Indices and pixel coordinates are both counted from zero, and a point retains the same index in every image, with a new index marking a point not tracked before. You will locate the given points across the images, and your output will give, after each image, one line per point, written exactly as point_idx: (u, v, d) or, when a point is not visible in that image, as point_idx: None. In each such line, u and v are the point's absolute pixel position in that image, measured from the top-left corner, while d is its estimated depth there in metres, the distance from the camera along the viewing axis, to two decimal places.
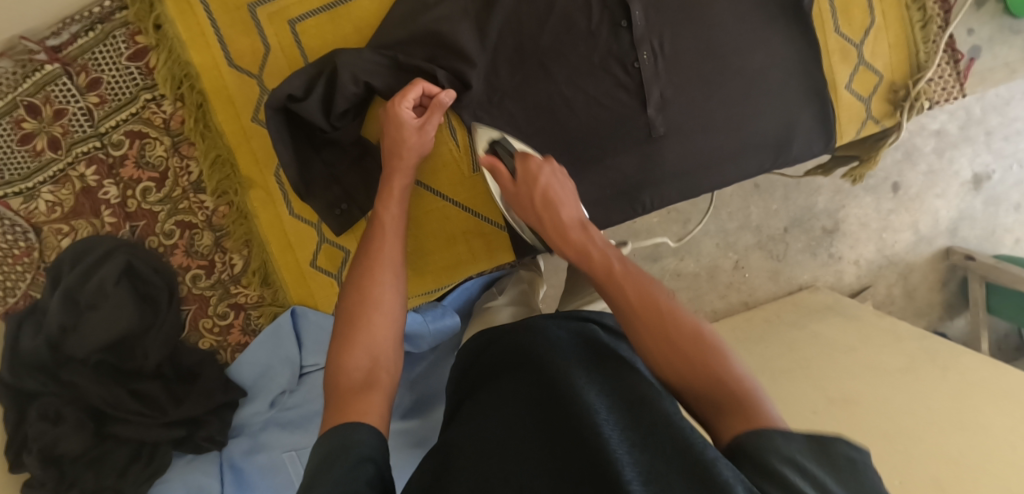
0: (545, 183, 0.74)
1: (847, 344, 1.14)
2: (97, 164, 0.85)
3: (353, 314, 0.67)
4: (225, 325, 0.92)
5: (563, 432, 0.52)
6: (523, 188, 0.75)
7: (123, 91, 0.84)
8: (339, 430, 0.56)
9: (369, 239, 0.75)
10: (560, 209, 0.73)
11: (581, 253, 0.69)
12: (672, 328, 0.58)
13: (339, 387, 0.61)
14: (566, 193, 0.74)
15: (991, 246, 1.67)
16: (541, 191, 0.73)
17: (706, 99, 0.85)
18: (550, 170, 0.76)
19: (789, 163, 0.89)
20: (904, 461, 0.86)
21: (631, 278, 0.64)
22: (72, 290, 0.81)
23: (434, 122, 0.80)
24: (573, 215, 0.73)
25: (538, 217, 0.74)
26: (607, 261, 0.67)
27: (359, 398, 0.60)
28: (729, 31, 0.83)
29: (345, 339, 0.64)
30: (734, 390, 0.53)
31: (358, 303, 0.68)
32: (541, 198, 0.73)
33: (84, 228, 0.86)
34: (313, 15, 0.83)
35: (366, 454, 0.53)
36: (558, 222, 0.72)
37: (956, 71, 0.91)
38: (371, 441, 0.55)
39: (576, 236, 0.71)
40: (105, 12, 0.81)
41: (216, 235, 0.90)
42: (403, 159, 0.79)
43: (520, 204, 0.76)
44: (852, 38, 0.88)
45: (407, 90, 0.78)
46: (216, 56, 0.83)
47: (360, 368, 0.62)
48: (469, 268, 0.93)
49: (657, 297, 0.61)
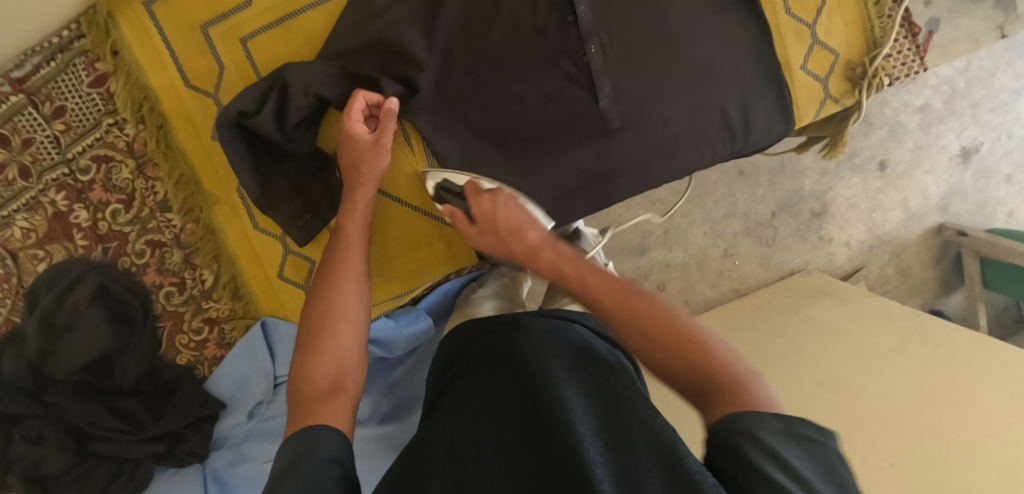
0: (505, 213, 0.72)
1: (837, 326, 1.17)
2: (66, 190, 0.88)
3: (318, 323, 0.67)
4: (200, 340, 0.93)
5: (535, 432, 0.55)
6: (483, 226, 0.73)
7: (87, 117, 0.86)
8: (302, 433, 0.56)
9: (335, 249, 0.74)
10: (526, 231, 0.70)
11: (553, 270, 0.66)
12: (659, 334, 0.56)
13: (305, 394, 0.61)
14: (528, 217, 0.72)
15: (985, 220, 1.70)
16: (501, 218, 0.72)
17: (661, 87, 0.84)
18: (502, 200, 0.74)
19: (749, 148, 0.89)
20: (897, 442, 0.87)
21: (606, 284, 0.62)
22: (48, 313, 0.82)
23: (388, 132, 0.78)
24: (539, 236, 0.70)
25: (507, 246, 0.71)
26: (580, 275, 0.64)
27: (326, 403, 0.60)
28: (677, 19, 0.83)
29: (309, 348, 0.65)
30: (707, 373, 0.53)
31: (324, 314, 0.67)
32: (504, 227, 0.71)
33: (59, 252, 0.88)
34: (264, 31, 0.83)
35: (329, 457, 0.53)
36: (526, 245, 0.69)
37: (915, 44, 0.89)
38: (337, 443, 0.55)
39: (546, 254, 0.68)
40: (64, 41, 0.84)
41: (185, 252, 0.91)
42: (362, 175, 0.79)
43: (484, 237, 0.73)
44: (804, 19, 0.86)
45: (353, 102, 0.78)
46: (173, 76, 0.84)
47: (325, 375, 0.62)
48: (436, 272, 0.91)
49: (633, 295, 0.60)
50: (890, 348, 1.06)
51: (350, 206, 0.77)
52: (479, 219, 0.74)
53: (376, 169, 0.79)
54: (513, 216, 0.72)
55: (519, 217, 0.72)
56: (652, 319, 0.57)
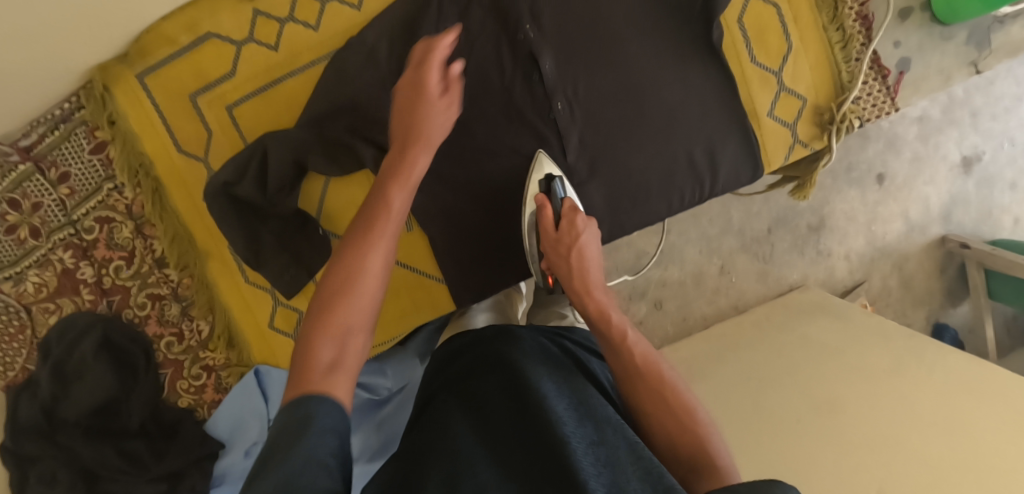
0: (583, 240, 0.78)
1: (831, 348, 1.14)
2: (73, 248, 0.94)
3: (337, 284, 0.58)
4: (200, 385, 0.99)
5: (526, 440, 0.57)
6: (563, 236, 0.79)
7: (89, 182, 0.92)
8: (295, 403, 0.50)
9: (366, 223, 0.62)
10: (589, 266, 0.76)
11: (600, 311, 0.72)
12: (673, 401, 0.63)
13: (305, 355, 0.54)
14: (597, 256, 0.78)
15: (990, 229, 1.67)
16: (577, 247, 0.78)
17: (628, 138, 0.86)
18: (589, 230, 0.79)
19: (716, 192, 0.90)
20: (883, 472, 0.88)
21: (640, 345, 0.67)
22: (60, 362, 0.90)
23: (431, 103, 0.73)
24: (597, 278, 0.76)
25: (569, 269, 0.77)
26: (622, 325, 0.70)
27: (328, 370, 0.53)
28: (642, 71, 0.84)
29: (324, 303, 0.57)
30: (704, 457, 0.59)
31: (327, 292, 0.58)
32: (576, 253, 0.77)
33: (68, 305, 0.95)
34: (248, 99, 0.88)
35: (328, 425, 0.49)
36: (586, 281, 0.75)
37: (886, 85, 0.90)
38: (341, 418, 0.51)
39: (601, 296, 0.74)
40: (66, 112, 0.90)
41: (182, 305, 0.96)
42: (421, 134, 0.71)
43: (555, 252, 0.80)
44: (770, 66, 0.87)
45: (442, 39, 0.74)
46: (165, 141, 0.89)
47: (330, 351, 0.54)
48: (416, 320, 0.93)
49: (660, 365, 0.65)
50: (886, 368, 1.06)
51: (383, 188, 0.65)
52: (562, 235, 0.79)
53: (439, 131, 0.73)
54: (587, 247, 0.78)
55: (592, 250, 0.78)
56: (671, 393, 0.63)
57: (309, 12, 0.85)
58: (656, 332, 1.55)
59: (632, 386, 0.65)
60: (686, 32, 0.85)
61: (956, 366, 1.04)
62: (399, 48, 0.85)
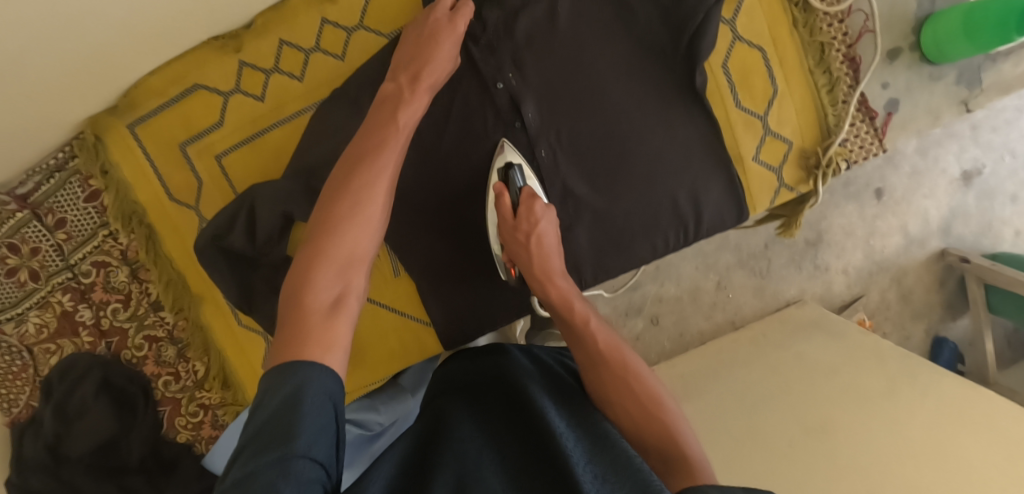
0: (542, 227, 0.79)
1: (827, 366, 1.15)
2: (71, 292, 0.97)
3: (335, 225, 0.64)
4: (197, 422, 1.01)
5: (525, 449, 0.62)
6: (523, 222, 0.79)
7: (85, 228, 0.94)
8: (288, 367, 0.52)
9: (363, 172, 0.68)
10: (550, 254, 0.79)
11: (562, 299, 0.76)
12: (640, 389, 0.68)
13: (305, 291, 0.59)
14: (554, 243, 0.80)
15: (991, 242, 1.65)
16: (535, 235, 0.79)
17: (611, 185, 0.86)
18: (550, 213, 0.80)
19: (701, 236, 0.91)
20: None
21: (603, 331, 0.73)
22: (62, 402, 0.92)
23: (430, 63, 0.76)
24: (557, 264, 0.79)
25: (529, 257, 0.79)
26: (585, 312, 0.75)
27: (329, 309, 0.58)
28: (624, 118, 0.84)
29: (320, 243, 0.62)
30: (673, 443, 0.63)
31: (318, 237, 0.63)
32: (535, 240, 0.79)
33: (68, 346, 0.97)
34: (237, 148, 0.89)
35: (318, 397, 0.51)
36: (547, 268, 0.78)
37: (873, 127, 0.89)
38: (331, 387, 0.52)
39: (561, 284, 0.78)
40: (60, 162, 0.92)
41: (178, 347, 0.99)
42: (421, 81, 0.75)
43: (513, 239, 0.80)
44: (755, 110, 0.87)
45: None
46: (158, 190, 0.91)
47: (329, 288, 0.60)
48: (405, 362, 0.94)
49: (621, 350, 0.71)
50: (879, 392, 1.06)
51: (381, 141, 0.69)
52: (523, 217, 0.80)
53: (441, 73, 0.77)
54: (546, 234, 0.79)
55: (550, 237, 0.80)
56: (637, 381, 0.68)
57: (295, 63, 0.87)
58: (653, 347, 1.56)
59: (599, 372, 0.70)
60: (668, 78, 0.85)
61: (949, 392, 1.03)
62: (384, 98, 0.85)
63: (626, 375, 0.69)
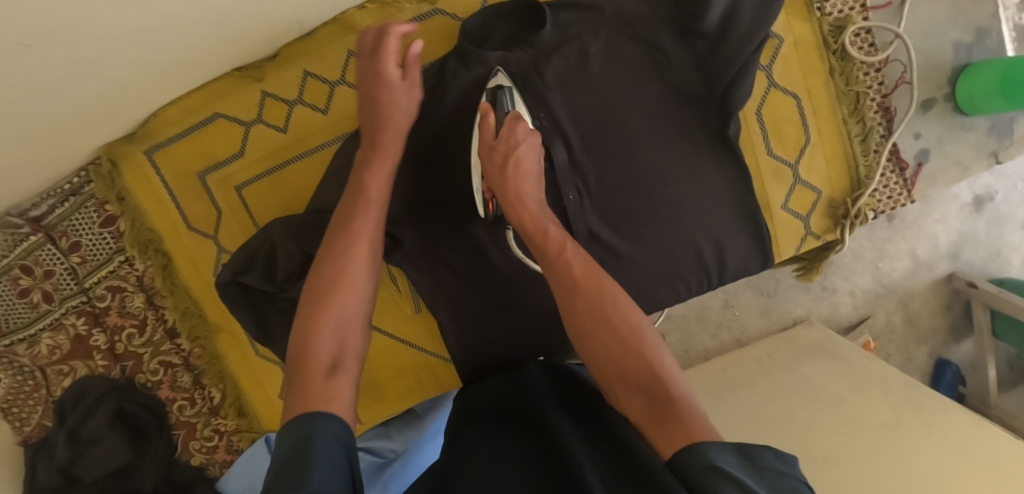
0: (517, 150, 0.72)
1: (832, 392, 1.13)
2: (85, 315, 0.95)
3: (324, 288, 0.63)
4: (212, 446, 1.00)
5: (543, 458, 0.60)
6: (500, 144, 0.73)
7: (100, 253, 0.93)
8: (299, 419, 0.51)
9: (344, 233, 0.67)
10: (525, 176, 0.72)
11: (535, 224, 0.69)
12: (615, 318, 0.60)
13: (303, 366, 0.57)
14: (532, 168, 0.73)
15: (997, 268, 1.56)
16: (512, 157, 0.72)
17: (636, 230, 0.84)
18: (528, 136, 0.74)
19: (725, 282, 0.89)
20: None
21: (579, 257, 0.66)
22: (75, 428, 0.91)
23: (398, 118, 0.74)
24: (533, 190, 0.72)
25: (502, 178, 0.72)
26: (560, 240, 0.67)
27: (329, 376, 0.57)
28: (654, 165, 0.83)
29: (313, 311, 0.61)
30: (654, 378, 0.56)
31: (311, 301, 0.62)
32: (509, 161, 0.72)
33: (82, 368, 0.96)
34: (257, 180, 0.88)
35: (325, 443, 0.49)
36: (522, 192, 0.71)
37: (903, 178, 0.89)
38: (341, 431, 0.51)
39: (533, 208, 0.70)
40: (76, 185, 0.90)
41: (194, 373, 0.98)
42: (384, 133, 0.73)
43: (489, 162, 0.74)
44: (786, 158, 0.86)
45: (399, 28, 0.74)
46: (175, 219, 0.89)
47: (328, 350, 0.59)
48: (419, 398, 0.95)
49: (598, 281, 0.63)
50: (882, 422, 1.04)
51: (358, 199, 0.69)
52: (500, 141, 0.73)
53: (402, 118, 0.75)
54: (523, 157, 0.72)
55: (527, 157, 0.73)
56: (612, 309, 0.61)
57: (318, 95, 0.86)
58: None
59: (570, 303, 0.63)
60: (699, 126, 0.83)
61: (953, 427, 1.01)
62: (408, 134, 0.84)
63: (601, 303, 0.61)
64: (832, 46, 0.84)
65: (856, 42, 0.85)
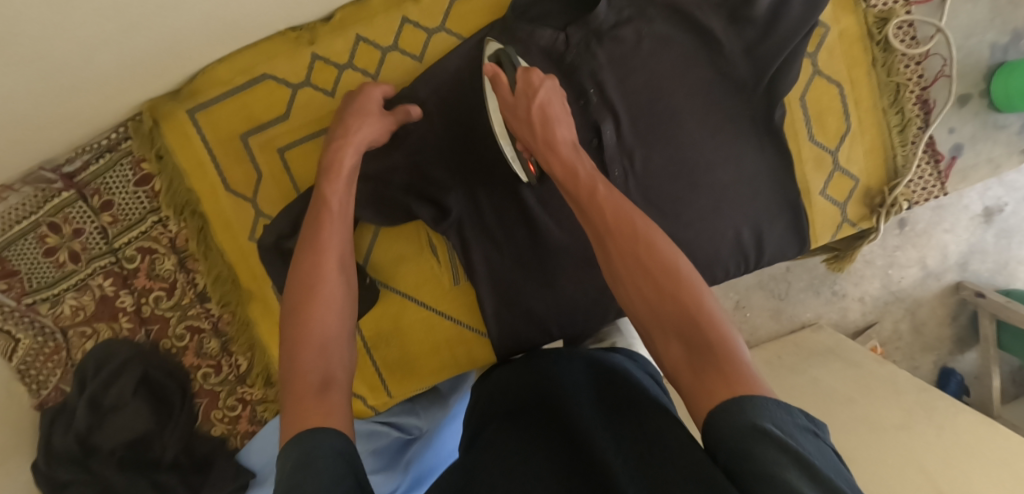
0: (544, 100, 0.71)
1: (842, 394, 1.13)
2: (113, 276, 0.93)
3: (300, 302, 0.61)
4: (234, 415, 0.98)
5: (563, 439, 0.56)
6: (520, 104, 0.71)
7: (134, 212, 0.92)
8: (298, 438, 0.49)
9: (308, 253, 0.66)
10: (557, 125, 0.70)
11: (566, 169, 0.68)
12: (647, 258, 0.58)
13: (295, 390, 0.54)
14: (562, 114, 0.72)
15: (1004, 280, 1.58)
16: (537, 107, 0.70)
17: (679, 213, 0.85)
18: (551, 85, 0.72)
19: (761, 265, 0.90)
20: None
21: (610, 200, 0.63)
22: (96, 395, 0.89)
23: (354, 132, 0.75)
24: (566, 135, 0.70)
25: (534, 132, 0.71)
26: (591, 183, 0.65)
27: (320, 396, 0.54)
28: (700, 149, 0.84)
29: (293, 331, 0.59)
30: (694, 326, 0.54)
31: (294, 313, 0.60)
32: (539, 115, 0.70)
33: (105, 331, 0.94)
34: (301, 143, 0.88)
35: (331, 454, 0.47)
36: (551, 139, 0.70)
37: (937, 170, 0.92)
38: (341, 445, 0.48)
39: (566, 153, 0.69)
40: (113, 142, 0.89)
41: (222, 340, 0.97)
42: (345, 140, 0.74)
43: (516, 119, 0.72)
44: (827, 145, 0.88)
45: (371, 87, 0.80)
46: (214, 182, 0.88)
47: (315, 367, 0.56)
48: (451, 373, 0.94)
49: (630, 218, 0.61)
50: (894, 423, 1.04)
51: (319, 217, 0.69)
52: (514, 106, 0.72)
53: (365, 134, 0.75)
54: (549, 105, 0.71)
55: (554, 107, 0.71)
56: (646, 253, 0.58)
57: (369, 60, 0.87)
58: None
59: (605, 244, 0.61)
60: (745, 110, 0.84)
61: (964, 429, 1.01)
62: (456, 107, 0.84)
63: (638, 248, 0.59)
64: (876, 37, 0.86)
65: (898, 35, 0.87)
